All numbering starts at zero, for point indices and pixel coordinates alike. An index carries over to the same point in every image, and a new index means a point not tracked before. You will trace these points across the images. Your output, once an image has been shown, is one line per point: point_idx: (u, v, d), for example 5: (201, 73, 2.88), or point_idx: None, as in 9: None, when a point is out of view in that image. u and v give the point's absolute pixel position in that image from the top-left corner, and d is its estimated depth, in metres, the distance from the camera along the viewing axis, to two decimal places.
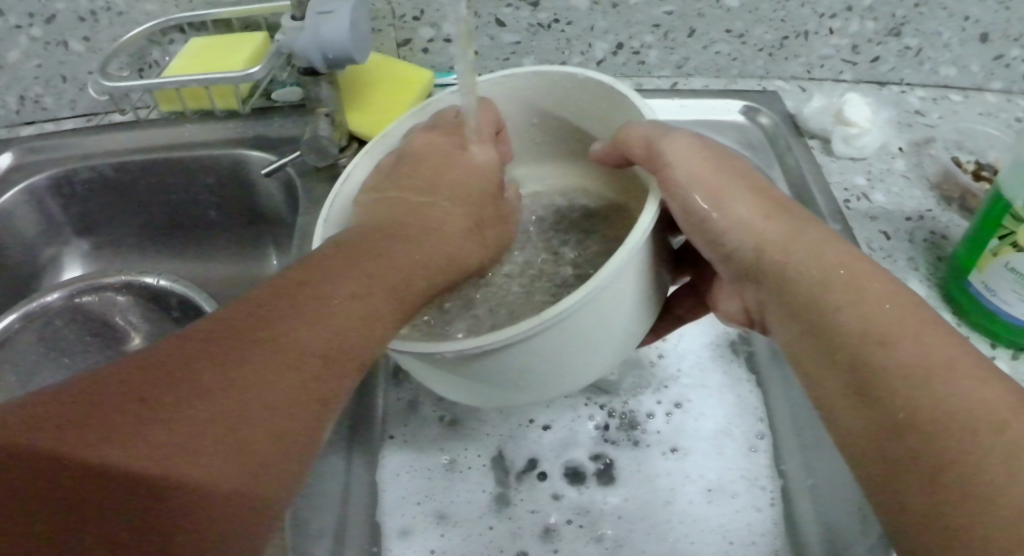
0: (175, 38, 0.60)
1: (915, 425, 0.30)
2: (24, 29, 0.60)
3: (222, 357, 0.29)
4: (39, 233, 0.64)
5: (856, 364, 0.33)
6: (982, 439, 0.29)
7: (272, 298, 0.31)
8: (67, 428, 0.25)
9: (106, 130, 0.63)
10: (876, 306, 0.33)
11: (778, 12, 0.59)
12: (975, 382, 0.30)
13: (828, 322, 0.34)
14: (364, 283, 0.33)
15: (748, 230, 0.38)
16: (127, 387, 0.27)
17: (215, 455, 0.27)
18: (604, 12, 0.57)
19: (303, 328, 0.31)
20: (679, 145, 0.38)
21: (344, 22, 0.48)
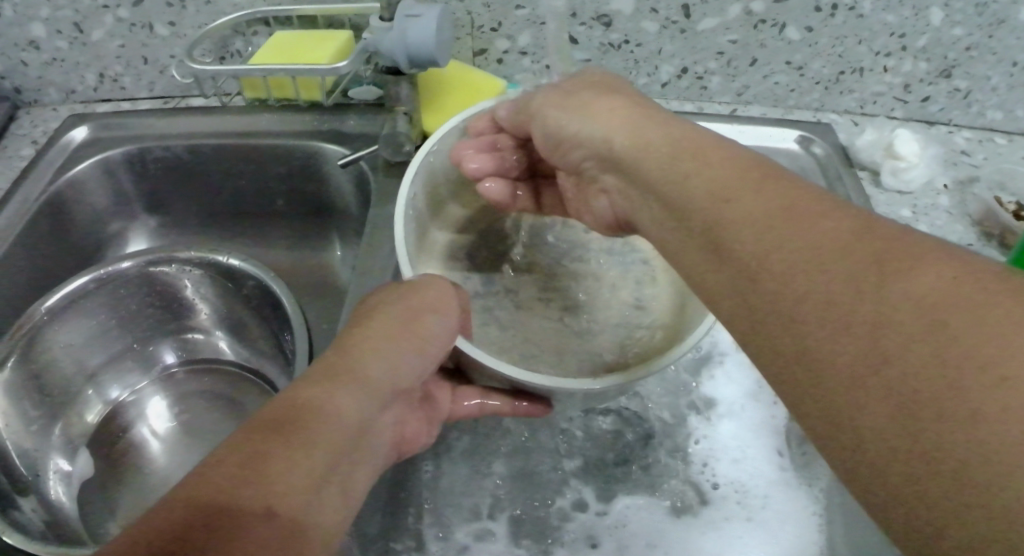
0: (260, 30, 0.63)
1: (791, 303, 0.27)
2: (112, 10, 0.62)
3: (252, 474, 0.29)
4: (108, 204, 0.67)
5: (720, 234, 0.30)
6: (843, 290, 0.26)
7: (284, 420, 0.32)
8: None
9: (182, 115, 0.65)
10: (709, 171, 0.32)
11: (836, 48, 0.62)
12: (811, 222, 0.28)
13: (677, 193, 0.33)
14: (353, 400, 0.35)
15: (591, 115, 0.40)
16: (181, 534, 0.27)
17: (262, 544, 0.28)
18: (671, 37, 0.60)
19: (319, 425, 0.33)
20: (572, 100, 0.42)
21: (430, 27, 0.50)
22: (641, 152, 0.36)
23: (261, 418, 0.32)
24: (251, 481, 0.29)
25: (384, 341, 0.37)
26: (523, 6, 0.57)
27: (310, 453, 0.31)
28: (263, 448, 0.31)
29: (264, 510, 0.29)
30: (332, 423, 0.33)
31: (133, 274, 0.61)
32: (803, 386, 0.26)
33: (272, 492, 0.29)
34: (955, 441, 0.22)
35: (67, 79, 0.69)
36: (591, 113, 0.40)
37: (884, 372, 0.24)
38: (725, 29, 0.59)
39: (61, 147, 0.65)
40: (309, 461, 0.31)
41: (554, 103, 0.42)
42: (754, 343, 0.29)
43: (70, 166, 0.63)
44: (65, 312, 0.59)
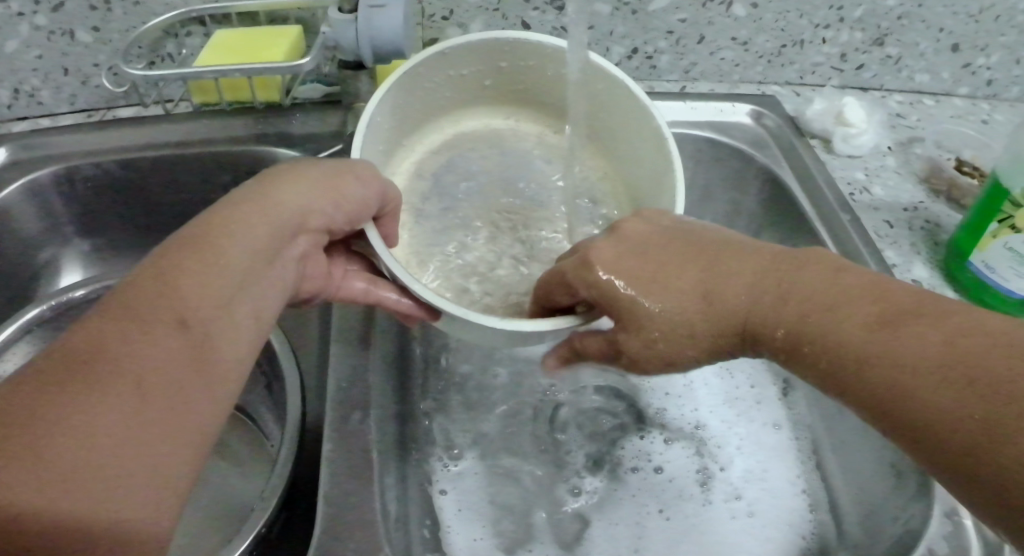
0: (194, 30, 0.59)
1: (876, 390, 0.31)
2: (27, 17, 0.57)
3: (148, 295, 0.32)
4: (38, 230, 0.62)
5: (818, 348, 0.33)
6: (919, 366, 0.30)
7: (192, 244, 0.35)
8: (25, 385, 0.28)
9: (113, 126, 0.61)
10: (796, 301, 0.34)
11: (780, 22, 0.63)
12: (903, 331, 0.31)
13: (764, 320, 0.35)
14: (256, 229, 0.37)
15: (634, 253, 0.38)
16: (71, 355, 0.29)
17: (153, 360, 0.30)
18: (623, 17, 0.60)
19: (222, 251, 0.35)
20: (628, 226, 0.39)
21: (397, 18, 0.49)
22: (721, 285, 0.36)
23: (169, 246, 0.35)
24: (153, 298, 0.32)
25: (294, 184, 0.39)
26: None
27: (208, 280, 0.34)
28: (161, 273, 0.33)
29: (167, 322, 0.32)
30: (247, 249, 0.36)
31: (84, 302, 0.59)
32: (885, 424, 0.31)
33: (174, 307, 0.32)
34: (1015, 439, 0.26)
35: None
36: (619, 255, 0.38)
37: (958, 420, 0.28)
38: (674, 8, 0.60)
39: None
40: (216, 282, 0.34)
41: (638, 231, 0.39)
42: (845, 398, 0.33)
43: None
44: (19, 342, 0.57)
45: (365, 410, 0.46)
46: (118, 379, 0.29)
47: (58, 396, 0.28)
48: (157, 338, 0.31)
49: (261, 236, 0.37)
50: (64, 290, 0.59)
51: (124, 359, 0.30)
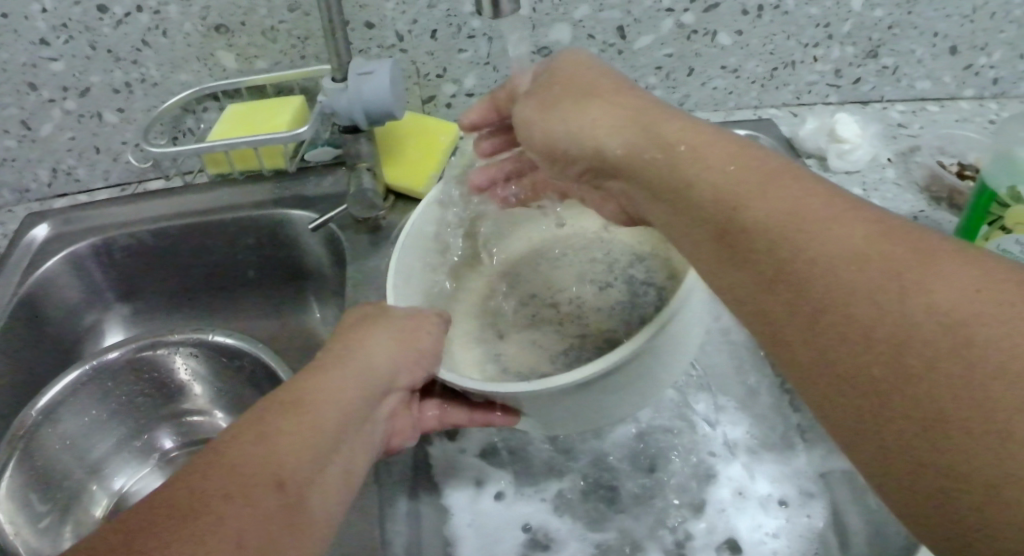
0: (209, 106, 0.64)
1: (822, 321, 0.27)
2: (58, 102, 0.65)
3: (255, 445, 0.34)
4: (81, 298, 0.67)
5: (736, 233, 0.31)
6: (855, 270, 0.27)
7: (290, 400, 0.37)
8: (133, 528, 0.29)
9: (142, 199, 0.65)
10: (757, 196, 0.31)
11: (767, 46, 0.65)
12: (830, 225, 0.28)
13: (678, 189, 0.34)
14: (341, 384, 0.39)
15: (591, 130, 0.39)
16: (178, 503, 0.30)
17: (253, 509, 0.31)
18: (612, 59, 0.63)
19: (313, 408, 0.37)
20: (591, 108, 0.39)
21: (385, 81, 0.54)
22: (636, 158, 0.36)
23: (278, 397, 0.37)
24: (255, 443, 0.34)
25: (377, 352, 0.41)
26: (465, 50, 0.59)
27: (305, 437, 0.35)
28: (261, 428, 0.35)
29: (284, 482, 0.33)
30: (334, 421, 0.37)
31: (119, 363, 0.63)
32: (828, 378, 0.27)
33: (271, 462, 0.33)
34: (986, 431, 0.23)
35: (19, 178, 0.70)
36: (580, 114, 0.39)
37: (956, 377, 0.24)
38: (660, 45, 0.63)
39: (23, 247, 0.65)
40: (292, 470, 0.34)
41: (565, 102, 0.40)
42: (781, 339, 0.29)
43: (38, 264, 0.64)
44: (61, 406, 0.61)
45: None
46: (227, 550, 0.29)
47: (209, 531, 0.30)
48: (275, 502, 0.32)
49: (340, 394, 0.38)
50: (102, 352, 0.63)
51: (235, 528, 0.30)
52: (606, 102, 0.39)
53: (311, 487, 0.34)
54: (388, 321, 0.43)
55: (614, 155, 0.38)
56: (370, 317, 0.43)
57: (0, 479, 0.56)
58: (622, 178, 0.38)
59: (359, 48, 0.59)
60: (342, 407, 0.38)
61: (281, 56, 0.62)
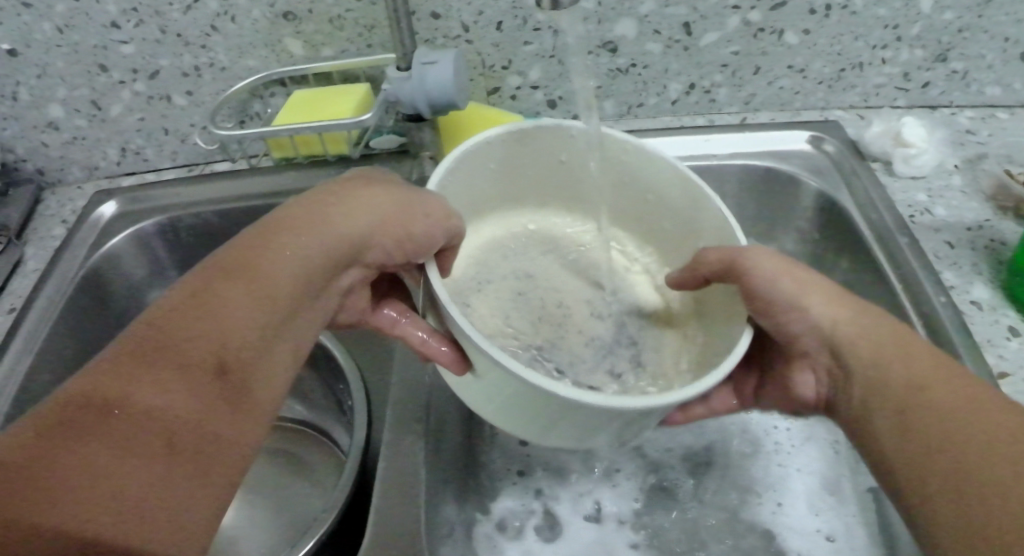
0: (277, 91, 0.65)
1: (917, 419, 0.38)
2: (129, 84, 0.66)
3: (195, 318, 0.36)
4: (145, 275, 0.69)
5: (883, 387, 0.41)
6: (945, 396, 0.38)
7: (233, 270, 0.38)
8: (73, 405, 0.32)
9: (208, 180, 0.67)
10: (900, 365, 0.40)
11: (834, 46, 0.64)
12: (946, 385, 0.39)
13: (849, 348, 0.43)
14: (295, 248, 0.40)
15: (827, 333, 0.43)
16: (120, 375, 0.33)
17: (188, 384, 0.34)
18: (676, 55, 0.62)
19: (258, 278, 0.38)
20: (803, 275, 0.44)
21: (449, 71, 0.55)
22: (853, 340, 0.42)
23: (225, 262, 0.39)
24: (198, 314, 0.36)
25: (293, 250, 0.40)
26: (530, 42, 0.59)
27: (247, 307, 0.37)
28: (202, 297, 0.37)
29: (186, 390, 0.34)
30: (280, 286, 0.39)
31: None
32: (906, 455, 0.38)
33: (210, 337, 0.36)
34: (984, 502, 0.34)
35: (90, 156, 0.73)
36: (812, 301, 0.43)
37: (1000, 474, 0.34)
38: (726, 42, 0.62)
39: (91, 224, 0.67)
40: (229, 343, 0.36)
41: (813, 292, 0.43)
42: (892, 424, 0.39)
43: (105, 241, 0.66)
44: None
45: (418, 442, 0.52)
46: (163, 422, 0.33)
47: (90, 455, 0.31)
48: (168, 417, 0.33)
49: (293, 260, 0.40)
50: None
51: (174, 402, 0.34)
52: (834, 297, 0.44)
53: (254, 353, 0.37)
54: (358, 195, 0.43)
55: (820, 345, 0.44)
56: (334, 197, 0.43)
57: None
58: (837, 366, 0.44)
59: (425, 38, 0.59)
60: (295, 270, 0.40)
61: (347, 44, 0.63)
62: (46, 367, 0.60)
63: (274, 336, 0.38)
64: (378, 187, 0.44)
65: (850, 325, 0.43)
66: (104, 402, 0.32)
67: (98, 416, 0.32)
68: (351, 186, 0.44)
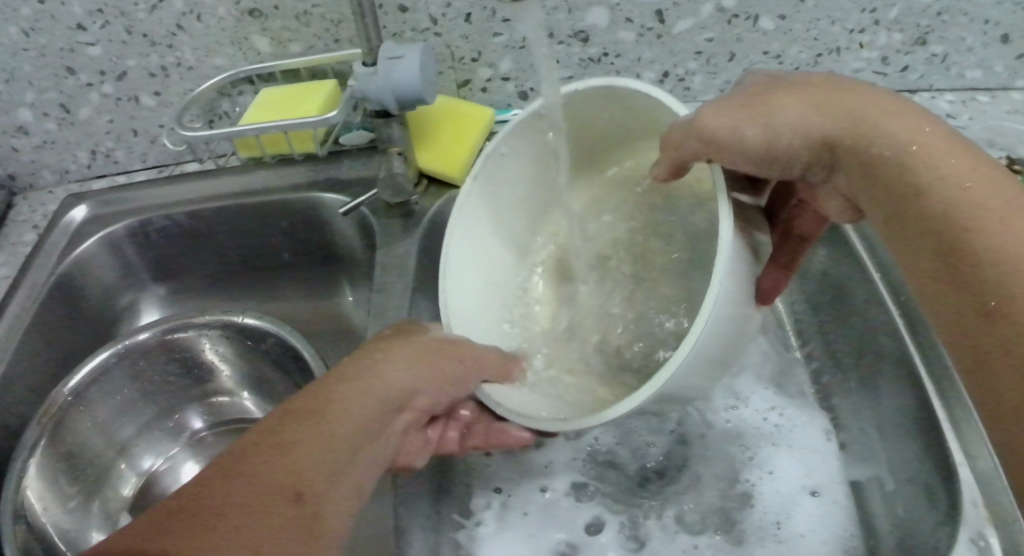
0: (245, 89, 0.64)
1: (949, 234, 0.36)
2: (96, 86, 0.65)
3: (264, 458, 0.34)
4: (117, 279, 0.68)
5: (913, 196, 0.38)
6: (988, 227, 0.35)
7: (309, 409, 0.37)
8: (128, 542, 0.31)
9: (176, 180, 0.65)
10: (925, 160, 0.38)
11: (811, 31, 0.63)
12: (982, 204, 0.36)
13: (874, 154, 0.39)
14: (380, 380, 0.39)
15: (801, 130, 0.41)
16: (173, 515, 0.31)
17: (241, 516, 0.32)
18: (650, 43, 0.62)
19: (334, 415, 0.37)
20: (788, 105, 0.41)
21: (414, 66, 0.54)
22: (862, 130, 0.40)
23: (292, 405, 0.38)
24: (261, 459, 0.34)
25: (409, 369, 0.41)
26: (500, 33, 0.58)
27: (314, 444, 0.35)
28: (280, 430, 0.36)
29: (287, 481, 0.34)
30: (342, 432, 0.37)
31: (147, 344, 0.63)
32: (936, 233, 0.36)
33: (288, 470, 0.34)
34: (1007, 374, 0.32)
35: (60, 160, 0.72)
36: (792, 117, 0.41)
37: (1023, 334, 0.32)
38: (700, 29, 0.61)
39: (61, 228, 0.66)
40: (295, 473, 0.34)
41: (803, 107, 0.41)
42: (909, 231, 0.38)
43: (74, 245, 0.64)
44: (91, 388, 0.62)
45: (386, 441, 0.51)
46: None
47: (202, 522, 0.31)
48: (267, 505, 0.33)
49: (353, 395, 0.38)
50: (133, 333, 0.63)
51: (209, 535, 0.31)
52: (856, 112, 0.40)
53: (324, 486, 0.35)
54: (404, 345, 0.42)
55: (813, 139, 0.41)
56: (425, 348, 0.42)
57: (28, 459, 0.56)
58: (828, 166, 0.42)
59: (393, 31, 0.58)
60: (359, 408, 0.38)
61: (315, 40, 0.62)
62: (19, 378, 0.59)
63: (344, 463, 0.36)
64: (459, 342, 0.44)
65: (874, 121, 0.40)
66: (159, 534, 0.31)
67: (241, 483, 0.33)
68: (457, 342, 0.44)
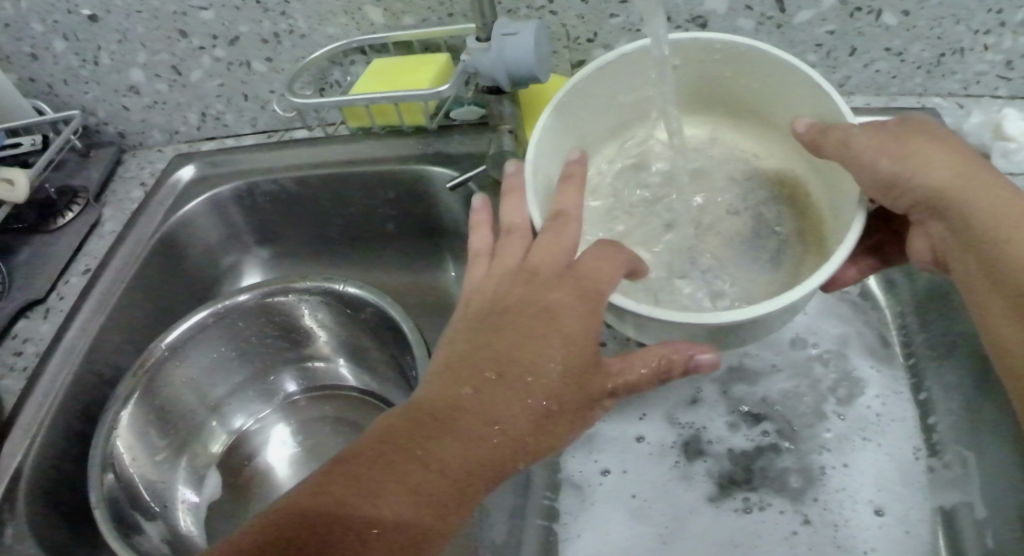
0: (356, 59, 0.65)
1: (1013, 291, 0.39)
2: (208, 50, 0.67)
3: (461, 422, 0.36)
4: (221, 240, 0.70)
5: (990, 247, 0.40)
6: None
7: (478, 380, 0.38)
8: (323, 501, 0.33)
9: (287, 146, 0.67)
10: (993, 204, 0.41)
11: (934, 30, 0.60)
12: None
13: (961, 214, 0.41)
14: (536, 333, 0.39)
15: (929, 180, 0.42)
16: (357, 474, 0.34)
17: (406, 495, 0.34)
18: (769, 33, 0.60)
19: (513, 391, 0.37)
20: (924, 151, 0.42)
21: (529, 44, 0.53)
22: (959, 209, 0.41)
23: (453, 376, 0.38)
24: (428, 432, 0.36)
25: (560, 340, 0.39)
26: (616, 14, 0.57)
27: (518, 409, 0.37)
28: (450, 399, 0.37)
29: (441, 451, 0.35)
30: (522, 405, 0.37)
31: (246, 306, 0.65)
32: (1002, 286, 0.40)
33: (478, 432, 0.36)
34: None
35: (171, 121, 0.74)
36: (913, 148, 0.42)
37: None
38: (820, 21, 0.59)
39: (169, 187, 0.68)
40: (480, 454, 0.36)
41: (917, 147, 0.42)
42: (983, 282, 0.41)
43: (181, 205, 0.67)
44: (187, 345, 0.63)
45: None
46: (379, 522, 0.33)
47: (373, 497, 0.33)
48: (419, 480, 0.34)
49: (525, 343, 0.39)
50: (233, 294, 0.65)
51: (398, 497, 0.34)
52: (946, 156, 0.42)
53: (491, 456, 0.36)
54: (556, 290, 0.40)
55: (923, 183, 0.42)
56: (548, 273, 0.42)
57: (120, 411, 0.58)
58: (935, 216, 0.42)
59: (508, 8, 0.58)
60: (524, 370, 0.38)
61: (427, 13, 0.62)
62: (113, 331, 0.61)
63: (521, 417, 0.37)
64: (581, 283, 0.40)
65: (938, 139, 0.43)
66: (339, 500, 0.33)
67: (389, 468, 0.34)
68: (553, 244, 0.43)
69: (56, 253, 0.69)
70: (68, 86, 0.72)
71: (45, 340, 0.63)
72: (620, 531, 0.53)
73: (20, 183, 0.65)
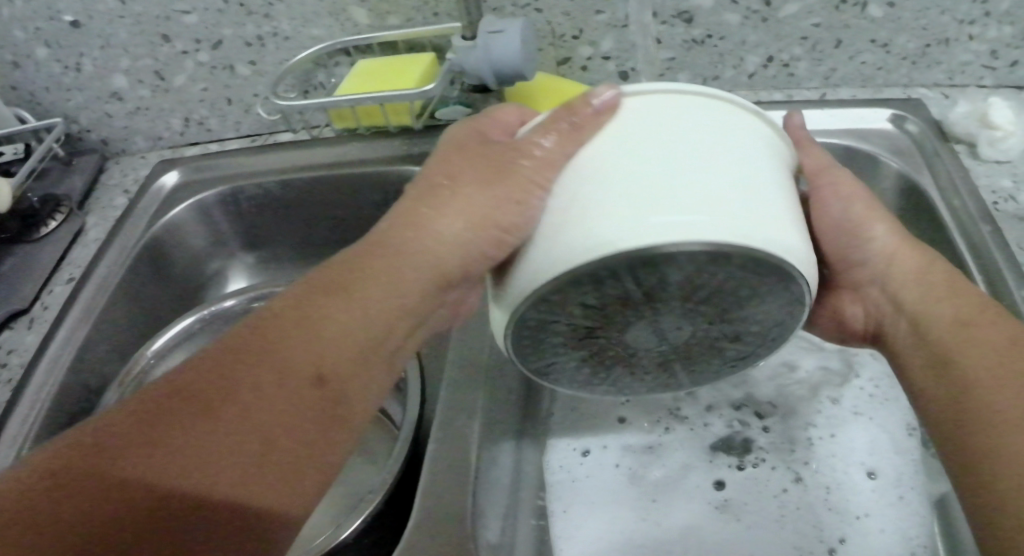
0: (340, 60, 0.65)
1: (941, 353, 0.40)
2: (191, 54, 0.66)
3: (294, 342, 0.36)
4: (207, 246, 0.69)
5: (924, 315, 0.43)
6: (970, 337, 0.40)
7: (324, 291, 0.38)
8: (130, 433, 0.32)
9: (272, 150, 0.66)
10: (934, 278, 0.44)
11: (920, 20, 0.60)
12: (986, 330, 0.39)
13: (903, 285, 0.45)
14: (405, 236, 0.39)
15: (880, 251, 0.46)
16: (176, 402, 0.33)
17: (244, 418, 0.33)
18: (754, 26, 0.60)
19: (360, 298, 0.38)
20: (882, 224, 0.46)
21: (515, 43, 0.53)
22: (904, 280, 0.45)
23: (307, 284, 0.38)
24: (261, 351, 0.35)
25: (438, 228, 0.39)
26: (603, 11, 0.58)
27: (362, 317, 0.37)
28: (289, 314, 0.37)
29: (284, 381, 0.34)
30: (374, 309, 0.38)
31: (232, 311, 0.64)
32: (930, 346, 0.41)
33: (311, 353, 0.36)
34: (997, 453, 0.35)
35: (154, 126, 0.74)
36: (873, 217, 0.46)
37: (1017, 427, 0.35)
38: (807, 14, 0.59)
39: (154, 193, 0.67)
40: (324, 362, 0.36)
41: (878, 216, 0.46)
42: (917, 343, 0.43)
43: (165, 211, 0.66)
44: (175, 353, 0.63)
45: (472, 417, 0.51)
46: (222, 442, 0.32)
47: (188, 423, 0.33)
48: (249, 401, 0.34)
49: (391, 257, 0.39)
50: (219, 300, 0.65)
51: (219, 420, 0.33)
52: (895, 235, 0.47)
53: (335, 369, 0.36)
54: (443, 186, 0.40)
55: (877, 257, 0.46)
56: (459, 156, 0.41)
57: None
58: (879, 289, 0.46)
59: (493, 7, 0.58)
60: (380, 279, 0.38)
61: (414, 13, 0.61)
62: (101, 340, 0.60)
63: (373, 319, 0.38)
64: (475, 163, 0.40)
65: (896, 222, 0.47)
66: (153, 438, 0.32)
67: (221, 391, 0.34)
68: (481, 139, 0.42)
69: (39, 263, 0.68)
70: (49, 93, 0.71)
71: (30, 352, 0.62)
72: (621, 500, 0.54)
73: (2, 192, 0.64)
